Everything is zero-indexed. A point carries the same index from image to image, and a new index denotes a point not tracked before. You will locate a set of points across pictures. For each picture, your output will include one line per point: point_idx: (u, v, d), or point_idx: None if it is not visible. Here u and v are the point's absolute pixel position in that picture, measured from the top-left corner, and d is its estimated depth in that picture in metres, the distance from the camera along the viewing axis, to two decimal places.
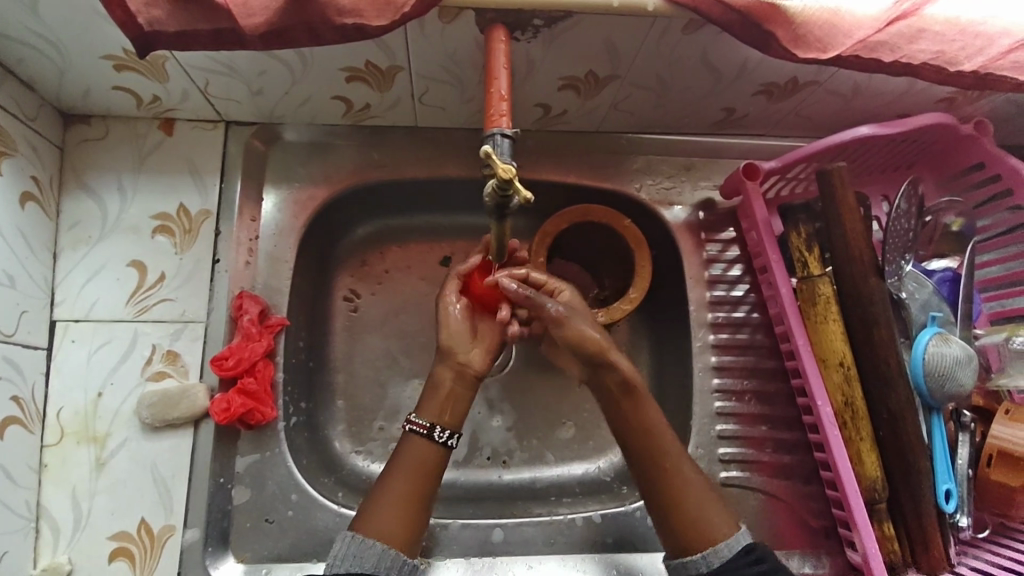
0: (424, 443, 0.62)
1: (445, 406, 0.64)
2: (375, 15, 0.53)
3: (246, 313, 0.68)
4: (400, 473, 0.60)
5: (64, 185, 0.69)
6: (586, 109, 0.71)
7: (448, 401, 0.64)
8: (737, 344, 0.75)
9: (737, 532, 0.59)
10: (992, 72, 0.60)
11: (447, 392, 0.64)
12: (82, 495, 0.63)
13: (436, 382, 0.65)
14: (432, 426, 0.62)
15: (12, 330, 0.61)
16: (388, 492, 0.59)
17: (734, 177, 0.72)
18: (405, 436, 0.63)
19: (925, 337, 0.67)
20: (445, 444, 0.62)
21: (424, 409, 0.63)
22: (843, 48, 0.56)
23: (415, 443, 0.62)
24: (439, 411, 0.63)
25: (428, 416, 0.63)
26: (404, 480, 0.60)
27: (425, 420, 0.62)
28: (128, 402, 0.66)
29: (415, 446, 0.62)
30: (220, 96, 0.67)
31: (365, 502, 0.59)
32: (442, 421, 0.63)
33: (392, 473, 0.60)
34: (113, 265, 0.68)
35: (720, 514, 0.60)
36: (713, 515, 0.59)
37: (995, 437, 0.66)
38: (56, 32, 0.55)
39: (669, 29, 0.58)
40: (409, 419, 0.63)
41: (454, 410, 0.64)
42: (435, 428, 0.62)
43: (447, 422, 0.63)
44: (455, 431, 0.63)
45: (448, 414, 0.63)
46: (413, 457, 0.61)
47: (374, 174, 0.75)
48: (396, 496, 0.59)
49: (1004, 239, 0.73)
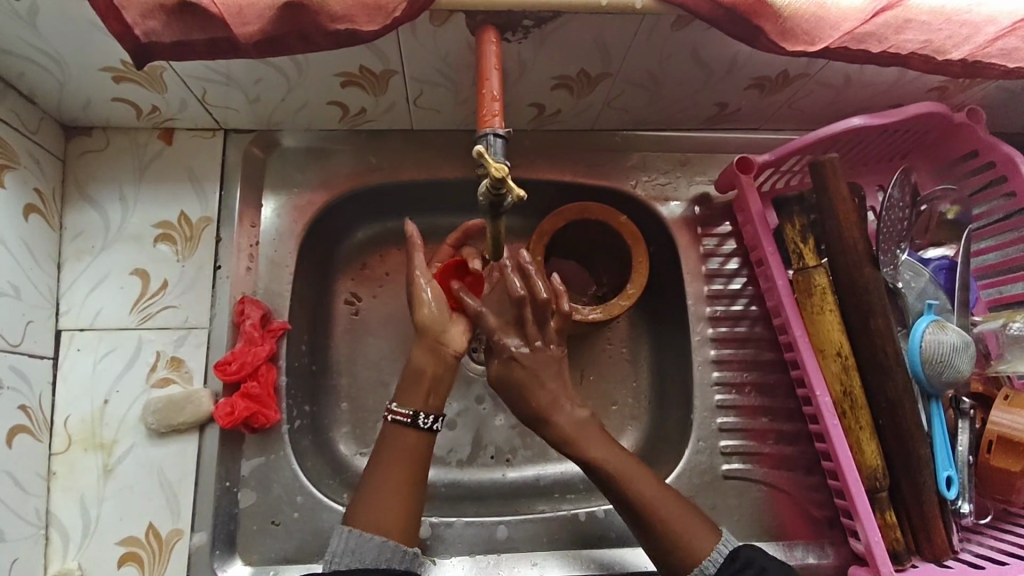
0: (406, 430, 0.62)
1: (429, 391, 0.63)
2: (366, 21, 0.53)
3: (248, 318, 0.69)
4: (386, 466, 0.60)
5: (68, 196, 0.70)
6: (579, 108, 0.72)
7: (430, 386, 0.63)
8: (736, 337, 0.76)
9: (718, 544, 0.59)
10: (980, 60, 0.60)
11: (427, 378, 0.63)
12: (91, 502, 0.64)
13: (417, 367, 0.64)
14: (416, 414, 0.62)
15: (18, 339, 0.62)
16: (378, 487, 0.59)
17: (729, 171, 0.73)
18: (388, 426, 0.62)
19: (922, 325, 0.67)
20: (429, 428, 0.62)
21: (407, 395, 0.63)
22: (830, 40, 0.57)
23: (400, 432, 0.62)
24: (423, 399, 0.63)
25: (411, 404, 0.62)
26: (396, 471, 0.60)
27: (408, 409, 0.62)
28: (133, 409, 0.67)
29: (401, 436, 0.61)
30: (218, 105, 0.68)
31: (354, 499, 0.60)
32: (426, 407, 0.63)
33: (377, 466, 0.60)
34: (116, 274, 0.69)
35: (698, 527, 0.59)
36: (697, 533, 0.59)
37: (996, 423, 0.66)
38: (55, 46, 0.56)
39: (658, 26, 0.58)
40: (391, 409, 0.63)
41: (438, 393, 0.64)
42: (419, 415, 0.62)
43: (430, 406, 0.63)
44: (438, 415, 0.63)
45: (431, 399, 0.63)
46: (398, 449, 0.61)
47: (371, 178, 0.76)
48: (388, 488, 0.59)
49: (1001, 226, 0.73)
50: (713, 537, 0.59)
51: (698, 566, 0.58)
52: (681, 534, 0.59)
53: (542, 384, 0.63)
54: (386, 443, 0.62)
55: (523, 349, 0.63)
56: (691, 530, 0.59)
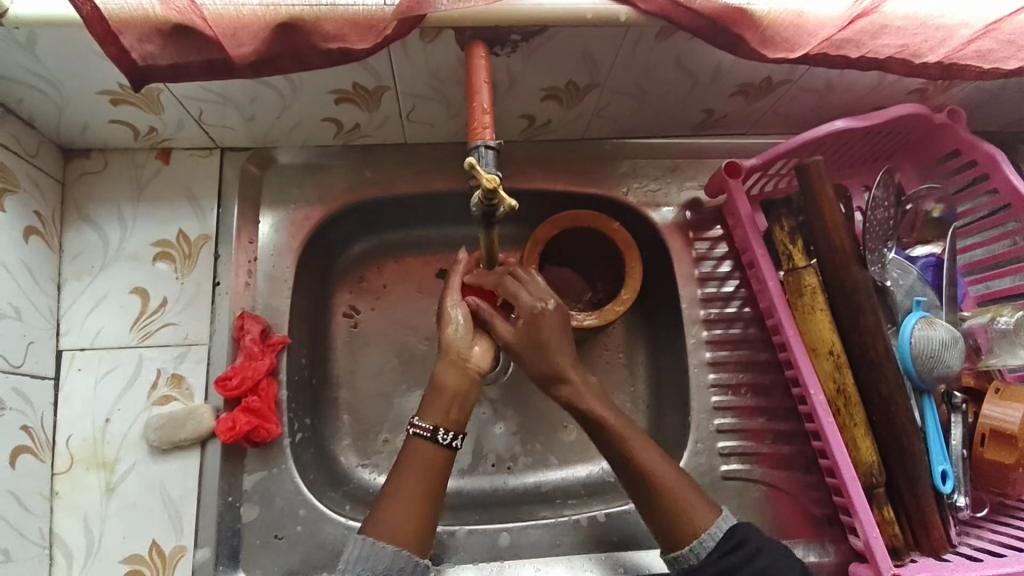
0: (429, 446, 0.62)
1: (450, 409, 0.64)
2: (358, 40, 0.55)
3: (248, 333, 0.70)
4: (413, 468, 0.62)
5: (67, 218, 0.71)
6: (569, 118, 0.73)
7: (454, 401, 0.64)
8: (731, 339, 0.77)
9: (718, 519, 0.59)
10: (956, 63, 0.62)
11: (450, 395, 0.64)
12: (94, 521, 0.65)
13: (440, 380, 0.65)
14: (436, 429, 0.62)
15: (20, 361, 0.63)
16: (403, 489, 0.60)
17: (717, 176, 0.74)
18: (411, 440, 0.63)
19: (911, 321, 0.68)
20: (449, 445, 0.63)
21: (429, 410, 0.63)
22: (809, 47, 0.59)
23: (422, 447, 0.63)
24: (444, 413, 0.63)
25: (431, 419, 0.63)
26: (420, 476, 0.61)
27: (429, 423, 0.63)
28: (135, 427, 0.67)
29: (420, 450, 0.62)
30: (215, 124, 0.69)
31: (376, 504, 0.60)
32: (446, 423, 0.63)
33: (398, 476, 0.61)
34: (116, 293, 0.70)
35: (698, 503, 0.60)
36: (693, 507, 0.59)
37: (987, 417, 0.66)
38: (53, 71, 0.58)
39: (643, 37, 0.60)
40: (413, 423, 0.63)
41: (458, 409, 0.64)
42: (439, 431, 0.62)
43: (451, 423, 0.63)
44: (459, 432, 0.63)
45: (452, 413, 0.64)
46: (419, 457, 0.62)
47: (366, 192, 0.77)
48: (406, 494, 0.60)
49: (985, 223, 0.74)
50: (713, 513, 0.59)
51: (696, 538, 0.58)
52: (677, 507, 0.59)
53: (561, 349, 0.65)
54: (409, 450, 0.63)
55: (547, 307, 0.66)
56: (691, 503, 0.59)
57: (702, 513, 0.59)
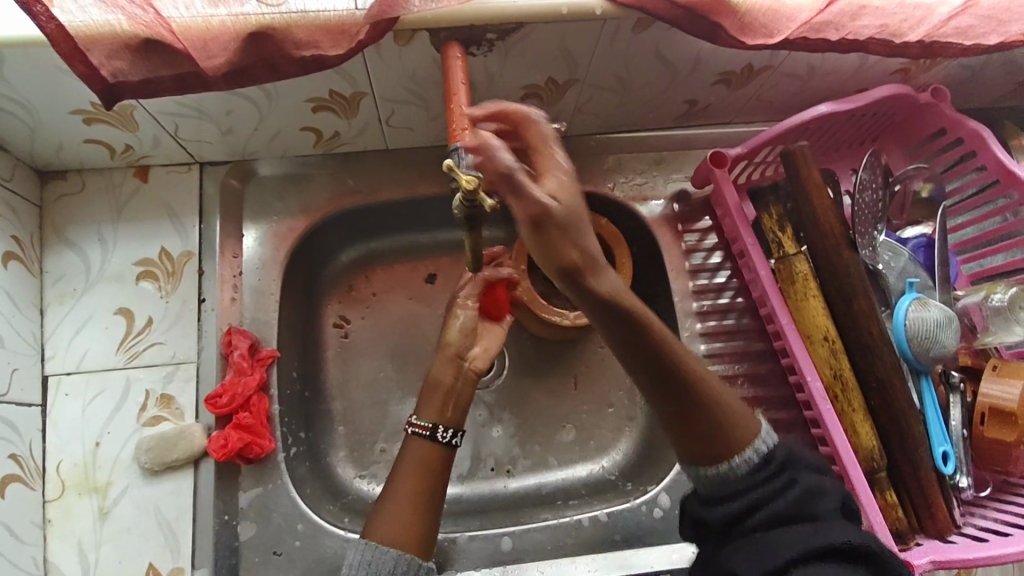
0: (428, 444, 0.62)
1: (445, 406, 0.64)
2: (331, 45, 0.54)
3: (236, 349, 0.69)
4: (410, 468, 0.61)
5: (46, 241, 0.70)
6: (551, 114, 0.73)
7: (447, 398, 0.64)
8: (725, 330, 0.76)
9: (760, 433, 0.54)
10: (937, 40, 0.61)
11: (447, 389, 0.65)
12: (88, 546, 0.64)
13: (436, 377, 0.65)
14: (435, 427, 0.62)
15: (4, 389, 0.61)
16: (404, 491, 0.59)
17: (703, 166, 0.73)
18: (408, 438, 0.63)
19: (904, 303, 0.68)
20: (449, 443, 0.62)
21: (425, 409, 0.64)
22: (788, 31, 0.58)
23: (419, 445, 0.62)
24: (439, 410, 0.64)
25: (429, 417, 0.63)
26: (418, 478, 0.60)
27: (427, 421, 0.62)
28: (126, 449, 0.66)
29: (417, 448, 0.62)
30: (192, 139, 0.68)
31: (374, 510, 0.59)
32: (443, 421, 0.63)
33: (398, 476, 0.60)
34: (100, 315, 0.69)
35: (741, 414, 0.54)
36: (737, 418, 0.54)
37: (985, 395, 0.66)
38: (22, 92, 0.57)
39: (620, 30, 0.59)
40: (410, 422, 0.63)
41: (454, 406, 0.64)
42: (438, 429, 0.62)
43: (448, 420, 0.63)
44: (457, 429, 0.63)
45: (447, 411, 0.64)
46: (417, 458, 0.61)
47: (350, 201, 0.76)
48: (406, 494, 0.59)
49: (976, 200, 0.74)
50: (756, 422, 0.55)
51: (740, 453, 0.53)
52: (724, 424, 0.53)
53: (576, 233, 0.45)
54: (408, 450, 0.62)
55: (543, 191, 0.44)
56: (731, 416, 0.54)
57: (745, 425, 0.54)
